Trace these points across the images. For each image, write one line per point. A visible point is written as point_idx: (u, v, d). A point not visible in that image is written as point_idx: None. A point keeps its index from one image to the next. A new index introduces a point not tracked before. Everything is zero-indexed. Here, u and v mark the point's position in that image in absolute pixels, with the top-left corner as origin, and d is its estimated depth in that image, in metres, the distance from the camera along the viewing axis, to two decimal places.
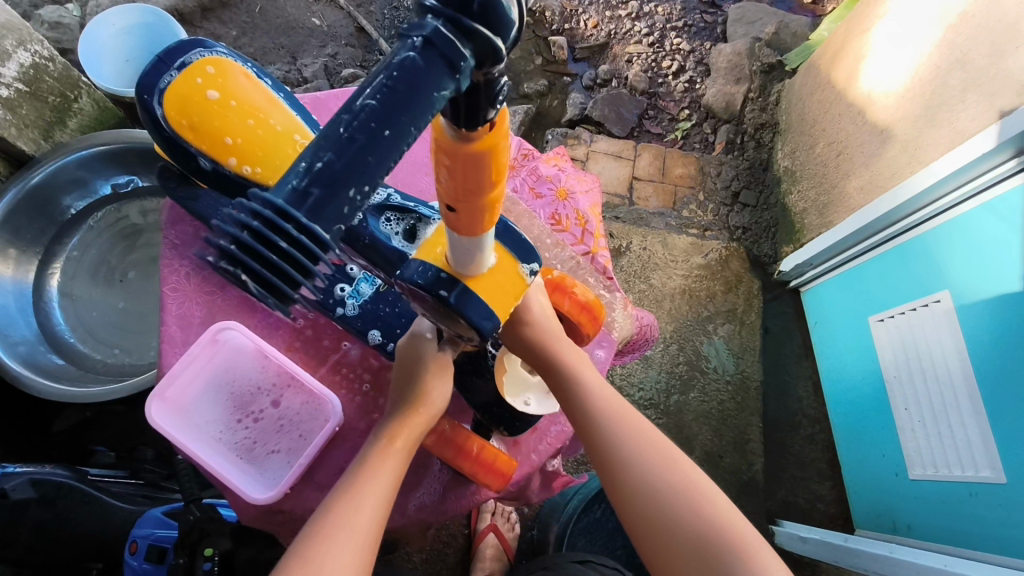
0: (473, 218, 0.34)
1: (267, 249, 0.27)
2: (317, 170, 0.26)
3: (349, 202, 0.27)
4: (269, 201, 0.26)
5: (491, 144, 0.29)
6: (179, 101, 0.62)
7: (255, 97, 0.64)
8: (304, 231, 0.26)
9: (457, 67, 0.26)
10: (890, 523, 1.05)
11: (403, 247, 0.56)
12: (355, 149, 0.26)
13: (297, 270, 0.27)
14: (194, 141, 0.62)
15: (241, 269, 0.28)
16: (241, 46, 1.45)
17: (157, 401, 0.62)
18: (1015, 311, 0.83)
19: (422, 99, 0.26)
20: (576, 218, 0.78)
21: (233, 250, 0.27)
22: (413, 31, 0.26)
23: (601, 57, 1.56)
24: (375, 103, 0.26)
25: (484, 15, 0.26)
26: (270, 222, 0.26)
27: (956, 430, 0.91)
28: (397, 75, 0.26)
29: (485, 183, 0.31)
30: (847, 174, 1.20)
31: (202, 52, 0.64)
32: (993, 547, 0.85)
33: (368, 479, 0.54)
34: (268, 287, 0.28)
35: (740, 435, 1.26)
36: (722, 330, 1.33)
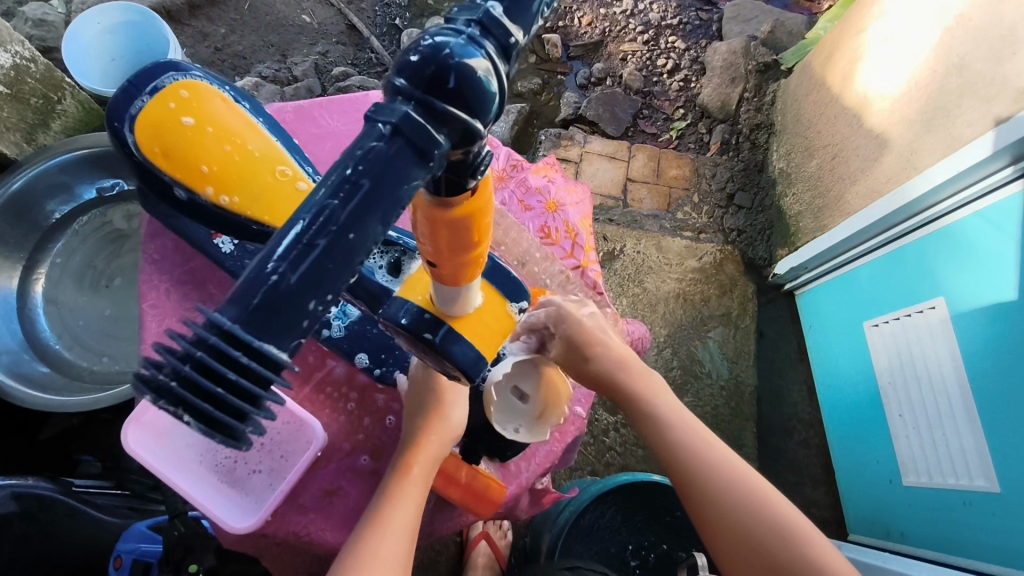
0: (456, 273, 0.35)
1: (213, 382, 0.24)
2: (271, 283, 0.24)
3: (310, 313, 0.25)
4: (217, 324, 0.24)
5: (473, 209, 0.31)
6: (151, 126, 0.60)
7: (231, 122, 0.62)
8: (257, 353, 0.24)
9: (429, 155, 0.26)
10: (884, 530, 1.04)
11: (387, 281, 0.56)
12: (315, 254, 0.25)
13: (246, 401, 0.25)
14: (167, 169, 0.60)
15: (182, 410, 0.25)
16: (229, 44, 1.42)
17: (133, 426, 0.61)
18: (1011, 320, 0.82)
19: (391, 189, 0.26)
20: (566, 231, 0.76)
21: (173, 390, 0.24)
22: (381, 116, 0.26)
23: (595, 55, 1.54)
24: (337, 202, 0.25)
25: (459, 94, 0.26)
26: (218, 349, 0.24)
27: (950, 438, 0.91)
28: (361, 168, 0.25)
29: (467, 241, 0.32)
30: (842, 178, 1.19)
31: (174, 75, 0.62)
32: (988, 556, 0.84)
33: (385, 511, 0.54)
34: (213, 428, 0.25)
35: (734, 441, 1.26)
36: (716, 334, 1.32)
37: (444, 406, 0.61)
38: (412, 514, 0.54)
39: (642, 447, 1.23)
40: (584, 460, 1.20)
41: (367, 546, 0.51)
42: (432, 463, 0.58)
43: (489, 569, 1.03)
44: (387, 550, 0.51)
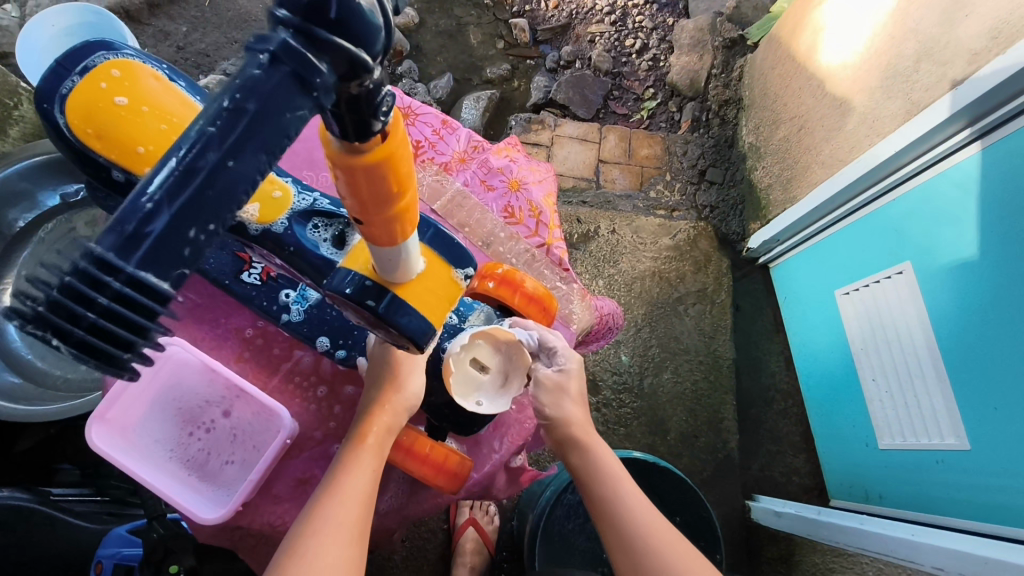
0: (386, 228, 0.35)
1: (85, 307, 0.26)
2: (147, 210, 0.27)
3: (189, 243, 0.28)
4: (91, 252, 0.27)
5: (387, 154, 0.31)
6: (82, 106, 0.57)
7: (168, 101, 0.60)
8: (134, 281, 0.27)
9: (312, 84, 0.27)
10: (862, 493, 1.06)
11: (331, 254, 0.54)
12: (195, 185, 0.27)
13: (123, 329, 0.27)
14: (102, 151, 0.58)
15: (53, 333, 0.27)
16: (191, 42, 1.40)
17: (97, 422, 0.60)
18: (980, 280, 0.83)
19: (275, 116, 0.27)
20: (529, 210, 0.76)
21: (43, 314, 0.26)
22: (259, 45, 0.27)
23: (563, 38, 1.53)
24: (214, 130, 0.27)
25: (342, 24, 0.26)
26: (89, 276, 0.26)
27: (922, 399, 0.92)
28: (240, 96, 0.27)
29: (387, 192, 0.33)
30: (808, 149, 1.20)
31: (105, 54, 0.60)
32: (958, 512, 0.86)
33: (342, 479, 0.55)
34: (89, 352, 0.27)
35: (714, 414, 1.28)
36: (693, 310, 1.33)
37: (400, 376, 0.61)
38: (369, 479, 0.56)
39: (624, 425, 1.24)
40: None
41: (329, 514, 0.52)
42: (388, 432, 0.59)
43: (477, 553, 1.04)
44: (346, 517, 0.52)
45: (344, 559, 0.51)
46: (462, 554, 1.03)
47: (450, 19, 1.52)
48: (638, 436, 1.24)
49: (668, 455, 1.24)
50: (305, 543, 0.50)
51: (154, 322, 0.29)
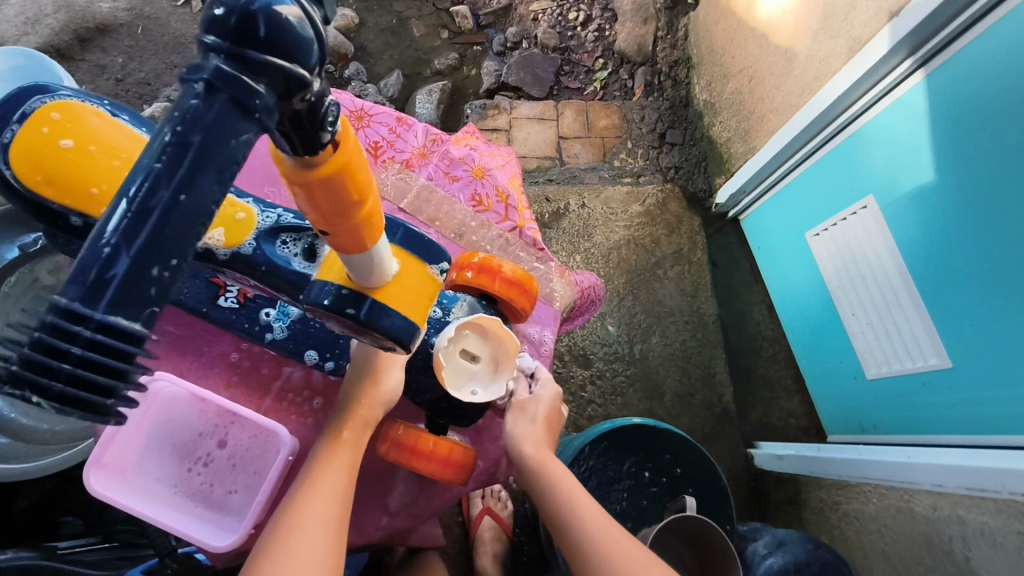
0: (352, 238, 0.35)
1: (59, 360, 0.26)
2: (106, 256, 0.27)
3: (155, 281, 0.28)
4: (56, 305, 0.27)
5: (341, 163, 0.31)
6: (28, 154, 0.56)
7: (115, 137, 0.58)
8: (104, 327, 0.27)
9: (253, 107, 0.27)
10: (857, 425, 1.08)
11: (304, 267, 0.53)
12: (150, 224, 0.27)
13: (101, 375, 0.27)
14: (55, 197, 0.56)
15: (34, 390, 0.27)
16: (131, 72, 1.36)
17: (94, 471, 0.60)
18: (940, 202, 0.85)
19: (221, 143, 0.28)
20: (497, 195, 0.76)
21: (21, 372, 0.26)
22: (193, 75, 0.27)
23: (507, 19, 1.52)
24: (162, 166, 0.27)
25: (271, 42, 0.26)
26: (58, 328, 0.26)
27: (902, 325, 0.94)
28: (182, 129, 0.27)
29: (349, 201, 0.33)
30: (760, 98, 1.21)
31: (44, 98, 0.58)
32: (950, 428, 0.88)
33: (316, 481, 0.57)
34: (72, 404, 0.27)
35: (707, 370, 1.30)
36: (672, 272, 1.35)
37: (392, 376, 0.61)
38: (342, 475, 0.58)
39: (620, 394, 1.26)
40: (566, 417, 1.23)
41: (299, 512, 0.55)
42: (363, 427, 0.61)
43: (496, 540, 1.05)
44: (317, 514, 0.55)
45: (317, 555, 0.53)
46: (481, 544, 1.04)
47: (390, 15, 1.50)
48: (636, 402, 1.26)
49: (667, 417, 1.26)
50: (279, 542, 0.53)
51: (134, 363, 0.29)
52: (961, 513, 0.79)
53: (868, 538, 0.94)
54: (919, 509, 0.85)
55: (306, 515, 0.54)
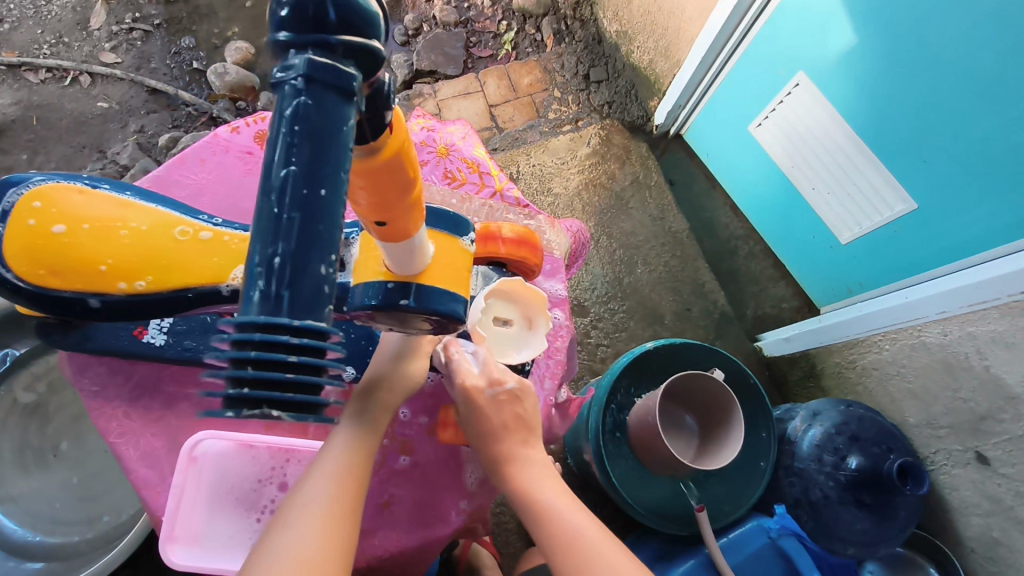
0: (408, 220, 0.38)
1: (281, 369, 0.26)
2: (279, 265, 0.26)
3: (325, 279, 0.28)
4: (255, 322, 0.26)
5: (397, 144, 0.32)
6: (24, 250, 0.55)
7: (104, 211, 0.57)
8: (301, 331, 0.27)
9: (351, 90, 0.27)
10: (845, 288, 1.14)
11: (338, 279, 0.51)
12: (305, 224, 0.27)
13: (314, 375, 0.27)
14: (65, 286, 0.55)
15: (268, 407, 0.26)
16: (40, 166, 1.30)
17: (170, 543, 0.59)
18: (870, 57, 0.90)
19: (334, 134, 0.27)
20: (467, 167, 0.77)
21: (248, 396, 0.25)
22: (286, 75, 0.27)
23: (400, 8, 1.49)
24: (294, 168, 0.27)
25: (346, 24, 0.27)
26: (267, 341, 0.26)
27: (861, 183, 0.99)
28: (299, 128, 0.27)
29: (407, 182, 0.34)
30: (671, 12, 1.23)
31: (17, 190, 0.56)
32: (932, 262, 0.94)
33: (318, 469, 0.52)
34: (302, 408, 0.27)
35: (696, 283, 1.34)
36: (636, 202, 1.38)
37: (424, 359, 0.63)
38: (358, 454, 0.54)
39: (624, 329, 1.29)
40: (582, 367, 1.25)
41: (305, 499, 0.50)
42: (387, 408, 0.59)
43: None
44: (321, 501, 0.50)
45: (323, 539, 0.48)
46: None
47: None
48: (641, 332, 1.29)
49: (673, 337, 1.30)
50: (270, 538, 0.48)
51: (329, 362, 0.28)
52: (970, 329, 0.85)
53: (890, 383, 1.00)
54: (931, 340, 0.91)
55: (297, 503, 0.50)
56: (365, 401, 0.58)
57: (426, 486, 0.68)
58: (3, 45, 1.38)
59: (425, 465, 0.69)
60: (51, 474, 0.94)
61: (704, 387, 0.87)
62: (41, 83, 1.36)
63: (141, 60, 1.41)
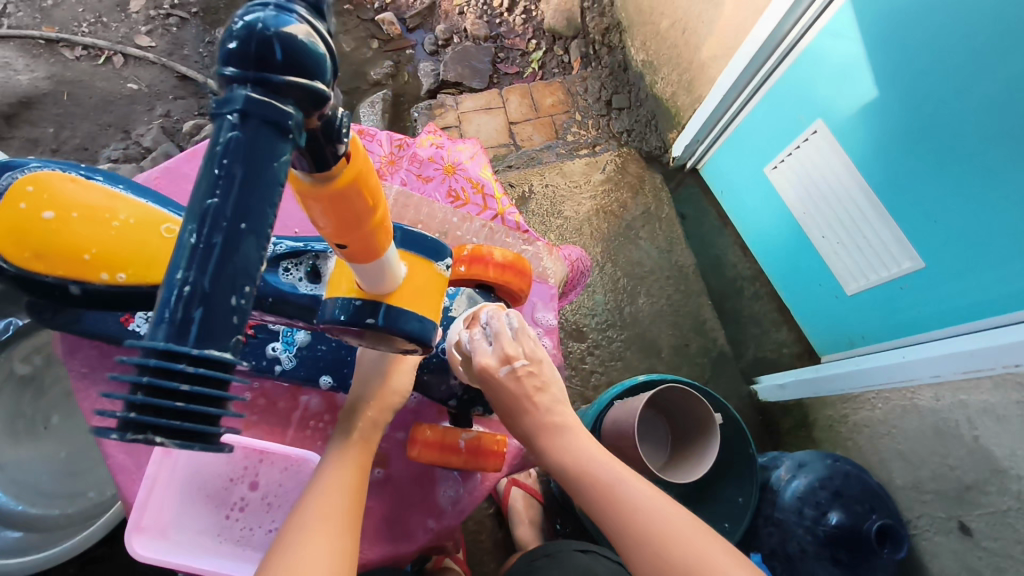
0: (367, 245, 0.38)
1: (170, 398, 0.25)
2: (189, 293, 0.26)
3: (235, 309, 0.27)
4: (151, 348, 0.25)
5: (352, 174, 0.33)
6: (10, 232, 0.56)
7: (93, 200, 0.59)
8: (200, 360, 0.26)
9: (286, 127, 0.27)
10: (847, 339, 1.13)
11: (312, 290, 0.55)
12: (220, 254, 0.27)
13: (207, 405, 0.27)
14: (48, 271, 0.56)
15: (151, 435, 0.25)
16: (65, 140, 1.32)
17: (136, 534, 0.61)
18: (889, 112, 0.89)
19: (265, 167, 0.27)
20: (472, 187, 0.80)
21: (134, 421, 0.25)
22: (224, 109, 0.27)
23: (433, 18, 1.52)
24: (217, 200, 0.27)
25: (291, 62, 0.27)
26: (161, 368, 0.25)
27: (871, 237, 0.99)
28: (228, 162, 0.27)
29: (363, 209, 0.35)
30: (697, 47, 1.24)
31: (13, 175, 0.58)
32: (934, 324, 0.93)
33: (326, 483, 0.58)
34: (190, 437, 0.26)
35: (697, 319, 1.33)
36: (645, 232, 1.38)
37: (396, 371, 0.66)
38: (356, 473, 0.60)
39: (620, 358, 1.28)
40: (574, 392, 1.25)
41: (315, 509, 0.55)
42: (377, 426, 0.64)
43: (530, 505, 1.10)
44: (331, 513, 0.55)
45: (330, 543, 0.52)
46: (517, 515, 1.08)
47: None
48: (636, 363, 1.29)
49: (668, 371, 1.29)
50: (292, 541, 0.52)
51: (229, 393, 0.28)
52: (962, 398, 0.84)
53: (880, 442, 0.98)
54: (923, 403, 0.90)
55: (311, 511, 0.54)
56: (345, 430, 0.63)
57: (394, 501, 0.69)
58: (44, 20, 1.41)
59: (399, 480, 0.69)
60: (40, 446, 0.95)
61: (692, 409, 0.90)
62: (76, 60, 1.39)
63: (175, 47, 1.44)
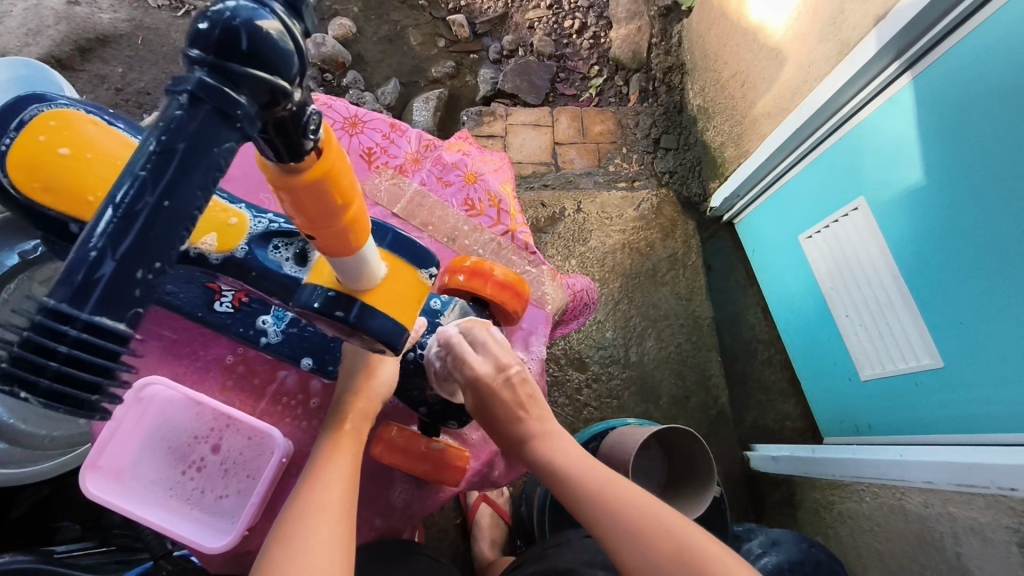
0: (339, 240, 0.41)
1: (46, 357, 0.30)
2: (93, 258, 0.31)
3: (139, 283, 0.32)
4: (46, 306, 0.30)
5: (323, 168, 0.36)
6: (24, 161, 0.58)
7: (110, 146, 0.61)
8: (90, 327, 0.31)
9: (235, 117, 0.31)
10: (853, 426, 1.09)
11: (295, 271, 0.57)
12: (136, 228, 0.31)
13: (81, 372, 0.31)
14: (51, 205, 0.58)
15: (20, 387, 0.30)
16: (130, 82, 1.36)
17: (90, 470, 0.63)
18: (931, 202, 0.86)
19: (204, 149, 0.32)
20: (489, 200, 0.82)
21: (9, 371, 0.29)
22: (179, 87, 0.31)
23: (502, 28, 1.52)
24: (147, 174, 0.31)
25: (253, 54, 0.31)
26: (46, 329, 0.29)
27: (893, 325, 0.95)
28: (167, 138, 0.31)
29: (333, 205, 0.38)
30: (753, 102, 1.23)
31: (40, 107, 0.60)
32: (941, 428, 0.89)
33: (326, 472, 0.58)
34: (57, 398, 0.30)
35: (702, 373, 1.30)
36: (668, 276, 1.36)
37: (375, 366, 0.67)
38: (348, 465, 0.60)
39: (616, 397, 1.26)
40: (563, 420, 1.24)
41: (317, 500, 0.55)
42: (363, 419, 0.65)
43: (495, 526, 1.08)
44: (337, 505, 0.55)
45: (335, 536, 0.52)
46: (480, 532, 1.06)
47: (389, 25, 1.49)
48: (632, 405, 1.26)
49: (663, 420, 1.26)
50: (299, 529, 0.52)
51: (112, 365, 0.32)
52: (951, 509, 0.80)
53: (862, 537, 0.95)
54: (911, 507, 0.86)
55: (311, 503, 0.54)
56: (329, 425, 0.64)
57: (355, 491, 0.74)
58: None
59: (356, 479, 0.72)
60: None
61: (693, 459, 0.91)
62: (156, 9, 1.44)
63: None
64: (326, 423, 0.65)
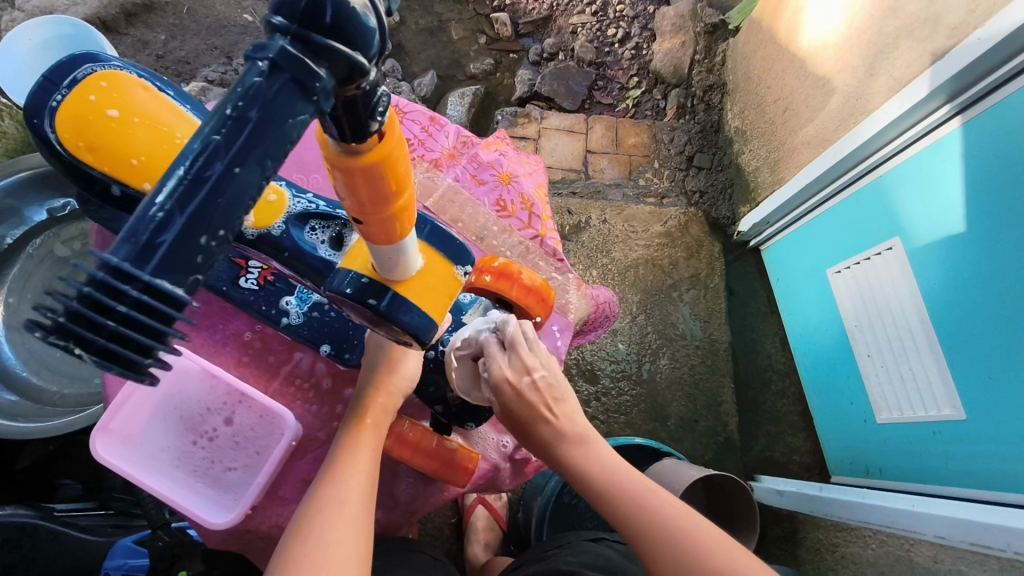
0: (384, 227, 0.40)
1: (104, 316, 0.29)
2: (160, 220, 0.30)
3: (201, 250, 0.31)
4: (106, 262, 0.29)
5: (383, 153, 0.35)
6: (73, 119, 0.58)
7: (157, 111, 0.61)
8: (150, 288, 0.30)
9: (312, 89, 0.30)
10: (863, 468, 1.06)
11: (329, 255, 0.57)
12: (202, 195, 0.30)
13: (138, 333, 0.30)
14: (94, 164, 0.58)
15: (75, 344, 0.29)
16: (171, 50, 1.37)
17: (101, 434, 0.64)
18: (969, 249, 0.83)
19: (279, 119, 0.31)
20: (521, 202, 0.81)
21: (65, 326, 0.29)
22: (258, 54, 0.30)
23: (545, 30, 1.50)
24: (221, 139, 0.30)
25: (336, 28, 0.30)
26: (107, 287, 0.29)
27: (916, 370, 0.93)
28: (243, 105, 0.30)
29: (387, 191, 0.37)
30: (793, 130, 1.21)
31: (92, 67, 0.60)
32: (957, 480, 0.86)
33: (348, 468, 0.58)
34: (108, 358, 0.30)
35: (713, 397, 1.28)
36: (688, 295, 1.34)
37: (396, 361, 0.66)
38: (370, 462, 0.59)
39: (623, 413, 1.25)
40: None
41: (334, 496, 0.54)
42: (384, 413, 0.64)
43: (490, 530, 1.07)
44: (358, 503, 0.55)
45: (356, 537, 0.52)
46: (474, 534, 1.06)
47: (432, 17, 1.49)
48: (639, 422, 1.25)
49: (668, 441, 1.25)
50: (317, 530, 0.51)
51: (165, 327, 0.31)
52: (961, 568, 0.77)
53: None
54: (918, 560, 0.83)
55: (329, 499, 0.54)
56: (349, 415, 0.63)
57: None
58: None
59: None
60: None
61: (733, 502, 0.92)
62: None
63: None
64: (347, 415, 0.64)
